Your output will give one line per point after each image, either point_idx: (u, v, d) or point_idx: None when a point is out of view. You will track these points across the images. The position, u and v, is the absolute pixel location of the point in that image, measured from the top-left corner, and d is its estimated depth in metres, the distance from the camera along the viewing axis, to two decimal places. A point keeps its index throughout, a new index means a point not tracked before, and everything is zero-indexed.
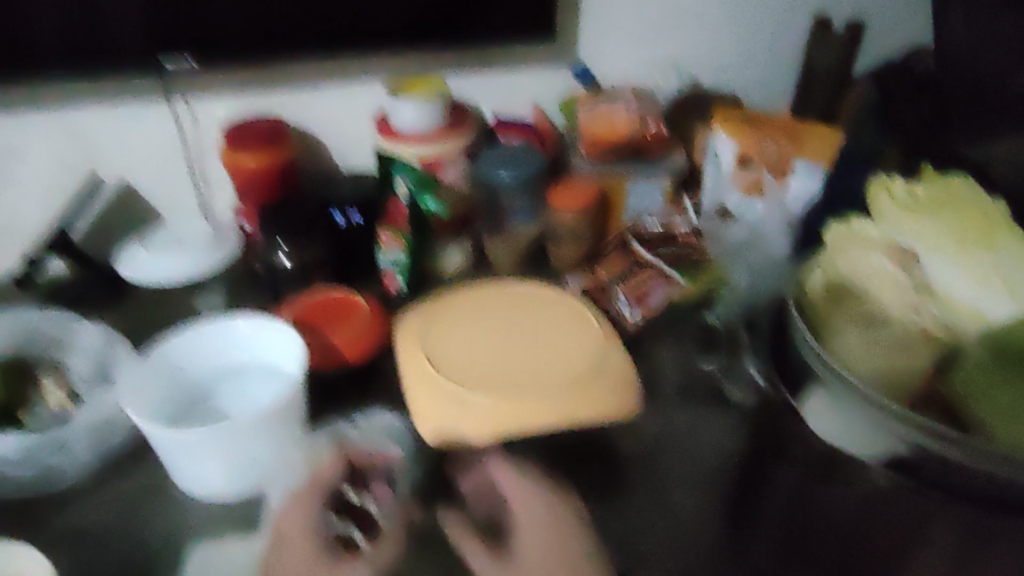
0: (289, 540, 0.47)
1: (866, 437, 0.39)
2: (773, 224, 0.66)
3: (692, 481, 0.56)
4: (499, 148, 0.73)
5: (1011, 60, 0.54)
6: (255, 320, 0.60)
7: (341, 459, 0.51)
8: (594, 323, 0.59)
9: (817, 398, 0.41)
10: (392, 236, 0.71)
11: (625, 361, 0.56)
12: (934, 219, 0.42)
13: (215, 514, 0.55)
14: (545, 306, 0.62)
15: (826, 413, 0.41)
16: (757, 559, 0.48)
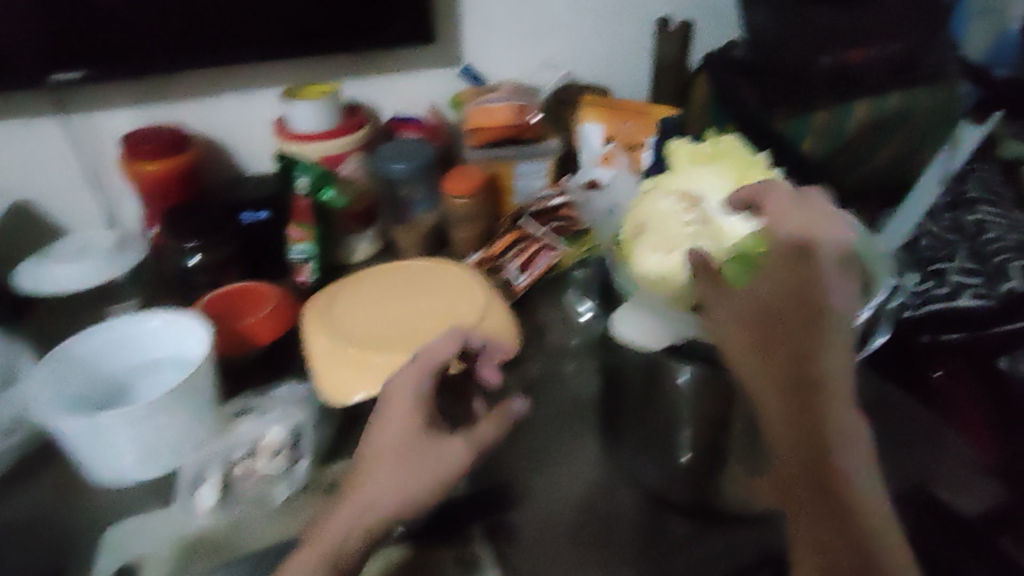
0: (401, 401, 0.51)
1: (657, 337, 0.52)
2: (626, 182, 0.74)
3: (576, 411, 0.64)
4: (397, 142, 0.78)
5: (819, 46, 0.80)
6: (162, 315, 0.64)
7: (455, 341, 0.54)
8: (478, 284, 0.68)
9: (628, 316, 0.55)
10: (299, 229, 0.74)
11: (505, 316, 0.65)
12: (711, 166, 0.59)
13: (139, 494, 0.59)
14: (437, 275, 0.70)
15: (637, 326, 0.54)
16: (620, 453, 0.59)
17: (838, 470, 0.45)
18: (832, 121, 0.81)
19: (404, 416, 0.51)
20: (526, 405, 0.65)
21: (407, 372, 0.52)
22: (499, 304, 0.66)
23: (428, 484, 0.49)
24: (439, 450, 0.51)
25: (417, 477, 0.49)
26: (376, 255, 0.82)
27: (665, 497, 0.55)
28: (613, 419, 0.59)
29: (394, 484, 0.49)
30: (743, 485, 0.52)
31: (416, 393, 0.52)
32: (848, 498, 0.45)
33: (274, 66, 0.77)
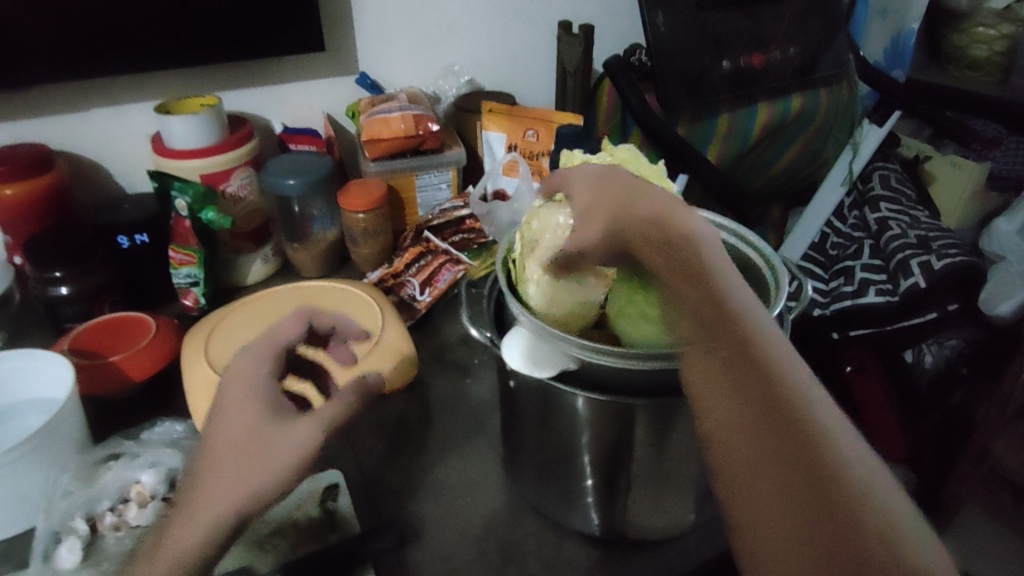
0: (238, 391, 0.44)
1: (545, 362, 0.45)
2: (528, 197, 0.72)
3: (479, 434, 0.62)
4: (290, 157, 0.74)
5: (724, 49, 0.79)
6: (21, 354, 0.58)
7: (296, 322, 0.51)
8: (372, 299, 0.66)
9: (516, 341, 0.46)
10: (183, 252, 0.69)
11: (400, 331, 0.62)
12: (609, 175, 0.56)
13: None
14: (334, 298, 0.67)
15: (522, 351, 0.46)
16: (522, 484, 0.56)
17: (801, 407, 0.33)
18: (734, 121, 0.83)
19: (253, 405, 0.42)
20: (428, 429, 0.62)
21: (243, 356, 0.47)
22: (392, 318, 0.64)
23: (281, 470, 0.39)
24: (293, 433, 0.41)
25: (277, 454, 0.40)
26: (271, 275, 0.77)
27: (563, 521, 0.54)
28: (510, 448, 0.56)
29: (252, 467, 0.39)
30: (642, 506, 0.50)
31: (257, 374, 0.45)
32: (829, 471, 0.31)
33: (150, 75, 0.71)
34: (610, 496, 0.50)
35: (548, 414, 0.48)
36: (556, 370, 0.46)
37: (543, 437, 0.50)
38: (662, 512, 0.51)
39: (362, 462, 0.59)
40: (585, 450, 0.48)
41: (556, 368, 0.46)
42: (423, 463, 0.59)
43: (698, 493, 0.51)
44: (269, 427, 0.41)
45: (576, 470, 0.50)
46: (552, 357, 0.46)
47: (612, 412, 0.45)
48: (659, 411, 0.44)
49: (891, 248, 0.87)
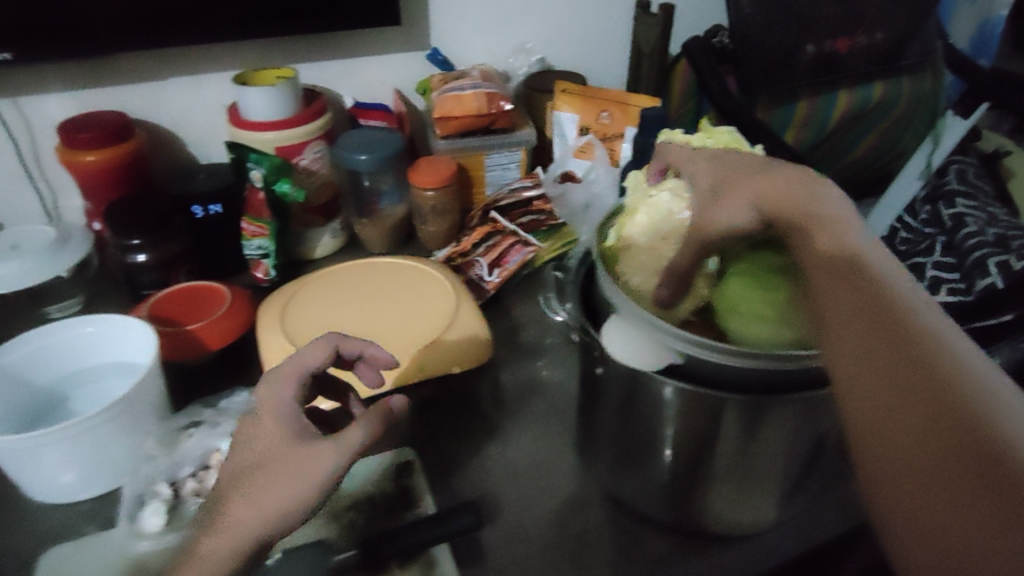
0: (262, 419, 0.44)
1: (649, 354, 0.44)
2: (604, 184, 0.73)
3: (551, 417, 0.61)
4: (361, 132, 0.74)
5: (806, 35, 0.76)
6: (105, 319, 0.59)
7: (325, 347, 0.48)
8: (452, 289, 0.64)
9: (613, 328, 0.46)
10: (255, 224, 0.69)
11: (478, 323, 0.61)
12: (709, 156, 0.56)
13: (78, 515, 0.54)
14: (414, 282, 0.65)
15: (619, 340, 0.45)
16: (597, 471, 0.55)
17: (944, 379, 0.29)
18: (810, 108, 0.81)
19: (281, 423, 0.43)
20: (497, 413, 0.62)
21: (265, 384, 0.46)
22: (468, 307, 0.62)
23: (308, 495, 0.40)
24: (317, 460, 0.41)
25: (305, 481, 0.40)
26: (339, 250, 0.78)
27: (636, 509, 0.53)
28: (586, 434, 0.56)
29: (289, 485, 0.40)
30: (721, 500, 0.49)
31: (285, 404, 0.44)
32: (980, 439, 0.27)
33: (229, 47, 0.71)
34: (686, 490, 0.50)
35: (630, 401, 0.48)
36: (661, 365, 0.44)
37: (621, 426, 0.50)
38: (740, 507, 0.50)
39: (433, 441, 0.59)
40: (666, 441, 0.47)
41: (659, 362, 0.44)
42: (493, 447, 0.59)
43: (781, 489, 0.50)
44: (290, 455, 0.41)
45: (652, 463, 0.50)
46: (655, 347, 0.44)
47: (698, 405, 0.44)
48: (751, 410, 0.43)
49: (966, 246, 0.81)
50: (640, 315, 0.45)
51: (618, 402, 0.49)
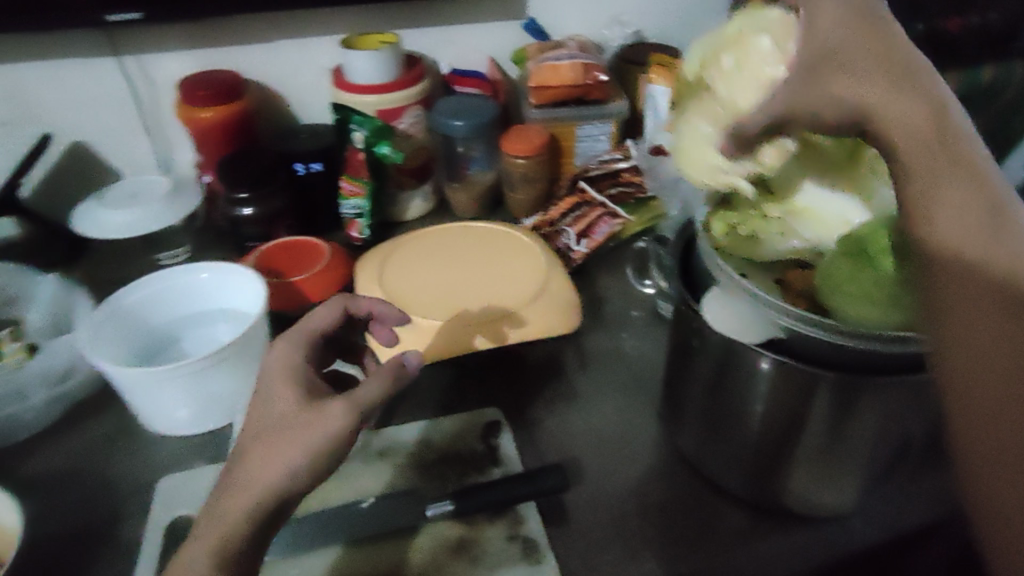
0: (272, 377, 0.46)
1: (749, 326, 0.46)
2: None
3: (636, 389, 0.62)
4: (455, 99, 0.75)
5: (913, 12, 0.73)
6: (216, 267, 0.62)
7: (336, 308, 0.53)
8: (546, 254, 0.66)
9: (713, 300, 0.48)
10: (353, 183, 0.72)
11: (569, 297, 0.62)
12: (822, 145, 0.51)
13: (188, 448, 0.58)
14: (506, 250, 0.67)
15: (721, 309, 0.47)
16: (680, 444, 0.56)
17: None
18: None
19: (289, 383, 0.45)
20: (581, 381, 0.63)
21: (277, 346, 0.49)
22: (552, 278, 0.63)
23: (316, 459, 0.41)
24: (324, 421, 0.42)
25: (313, 443, 0.41)
26: (428, 214, 0.80)
27: (719, 484, 0.54)
28: (672, 407, 0.56)
29: (299, 442, 0.41)
30: (808, 482, 0.49)
31: (293, 358, 0.48)
32: None
33: (335, 11, 0.74)
34: (773, 469, 0.50)
35: (725, 375, 0.48)
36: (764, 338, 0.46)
37: (710, 400, 0.50)
38: (828, 491, 0.50)
39: (520, 401, 0.61)
40: (757, 418, 0.48)
41: (765, 336, 0.46)
42: (577, 415, 0.60)
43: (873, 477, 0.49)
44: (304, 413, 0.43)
45: (738, 440, 0.50)
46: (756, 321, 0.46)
47: (793, 382, 0.44)
48: (843, 391, 0.43)
49: None
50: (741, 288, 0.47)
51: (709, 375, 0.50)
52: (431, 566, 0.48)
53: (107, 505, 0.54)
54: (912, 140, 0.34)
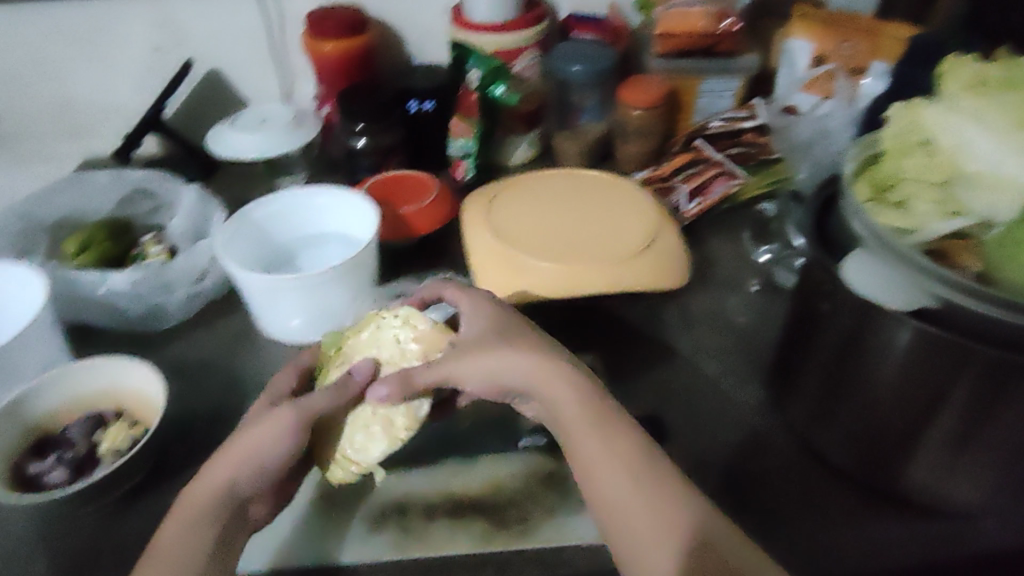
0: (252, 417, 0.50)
1: (902, 293, 0.44)
2: (838, 121, 0.65)
3: (749, 354, 0.62)
4: (575, 42, 0.73)
5: None
6: (335, 192, 0.65)
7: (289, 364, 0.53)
8: (575, 407, 0.47)
9: (857, 264, 0.46)
10: (462, 123, 0.71)
11: (587, 425, 0.46)
12: (998, 100, 0.45)
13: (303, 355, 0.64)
14: (480, 330, 0.51)
15: (863, 275, 0.45)
16: (789, 417, 0.55)
17: (711, 541, 0.42)
18: None
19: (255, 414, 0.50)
20: (679, 339, 0.63)
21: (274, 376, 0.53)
22: (556, 399, 0.47)
23: (278, 447, 0.47)
24: (273, 418, 0.47)
25: (267, 439, 0.46)
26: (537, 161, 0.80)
27: (823, 456, 0.53)
28: (785, 376, 0.55)
29: (254, 443, 0.47)
30: (926, 468, 0.47)
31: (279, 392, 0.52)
32: None
33: None
34: (894, 455, 0.48)
35: (854, 344, 0.46)
36: (910, 308, 0.43)
37: (840, 372, 0.48)
38: (956, 484, 0.47)
39: (616, 353, 0.62)
40: (888, 395, 0.45)
41: (912, 304, 0.43)
42: (677, 371, 0.61)
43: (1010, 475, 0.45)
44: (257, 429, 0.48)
45: (871, 420, 0.47)
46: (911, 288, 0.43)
47: (936, 359, 0.42)
48: (987, 377, 0.41)
49: None
50: (894, 252, 0.44)
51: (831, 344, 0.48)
52: (522, 491, 0.52)
53: (232, 396, 0.61)
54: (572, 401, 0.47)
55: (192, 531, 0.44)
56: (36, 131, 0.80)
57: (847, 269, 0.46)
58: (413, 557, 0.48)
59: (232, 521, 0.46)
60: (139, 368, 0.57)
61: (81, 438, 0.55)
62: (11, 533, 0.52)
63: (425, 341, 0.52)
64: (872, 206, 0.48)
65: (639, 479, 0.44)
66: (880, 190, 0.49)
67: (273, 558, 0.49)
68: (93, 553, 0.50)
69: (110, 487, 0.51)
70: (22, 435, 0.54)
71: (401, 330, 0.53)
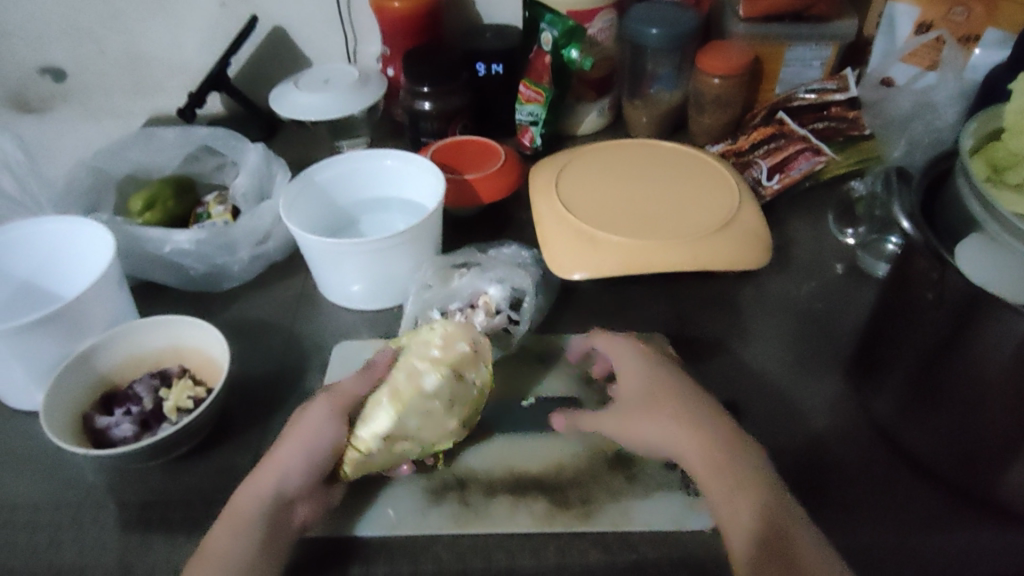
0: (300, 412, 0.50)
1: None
2: (945, 94, 0.62)
3: (831, 340, 0.58)
4: (653, 6, 0.69)
5: None
6: (403, 156, 0.63)
7: None
8: (700, 450, 0.46)
9: (972, 250, 0.42)
10: (531, 87, 0.68)
11: (714, 458, 0.45)
12: None
13: (364, 320, 0.64)
14: (637, 387, 0.50)
15: (981, 263, 0.41)
16: (874, 411, 0.51)
17: (792, 537, 0.41)
18: None
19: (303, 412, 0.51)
20: (753, 321, 0.60)
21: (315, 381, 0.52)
22: (690, 447, 0.46)
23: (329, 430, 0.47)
24: (315, 410, 0.48)
25: (315, 422, 0.47)
26: (606, 129, 0.76)
27: (909, 454, 0.49)
28: (871, 366, 0.51)
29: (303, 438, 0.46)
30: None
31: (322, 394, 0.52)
32: None
33: None
34: (993, 459, 0.43)
35: (957, 333, 0.42)
36: None
37: (937, 364, 0.44)
38: None
39: (687, 333, 0.60)
40: (989, 393, 0.41)
41: None
42: (751, 353, 0.58)
43: None
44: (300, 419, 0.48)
45: (967, 417, 0.43)
46: None
47: None
48: None
49: None
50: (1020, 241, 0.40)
51: (924, 336, 0.45)
52: (587, 471, 0.50)
53: (292, 360, 0.61)
54: (695, 448, 0.46)
55: (238, 532, 0.43)
56: (102, 87, 0.80)
57: (963, 257, 0.42)
58: (473, 532, 0.47)
59: (277, 508, 0.44)
60: (201, 327, 0.57)
61: (147, 395, 0.55)
62: (79, 483, 0.52)
63: (451, 335, 0.51)
64: (991, 185, 0.44)
65: (737, 498, 0.43)
66: (998, 170, 0.45)
67: (330, 526, 0.47)
68: (158, 508, 0.50)
69: (176, 444, 0.51)
70: (91, 389, 0.55)
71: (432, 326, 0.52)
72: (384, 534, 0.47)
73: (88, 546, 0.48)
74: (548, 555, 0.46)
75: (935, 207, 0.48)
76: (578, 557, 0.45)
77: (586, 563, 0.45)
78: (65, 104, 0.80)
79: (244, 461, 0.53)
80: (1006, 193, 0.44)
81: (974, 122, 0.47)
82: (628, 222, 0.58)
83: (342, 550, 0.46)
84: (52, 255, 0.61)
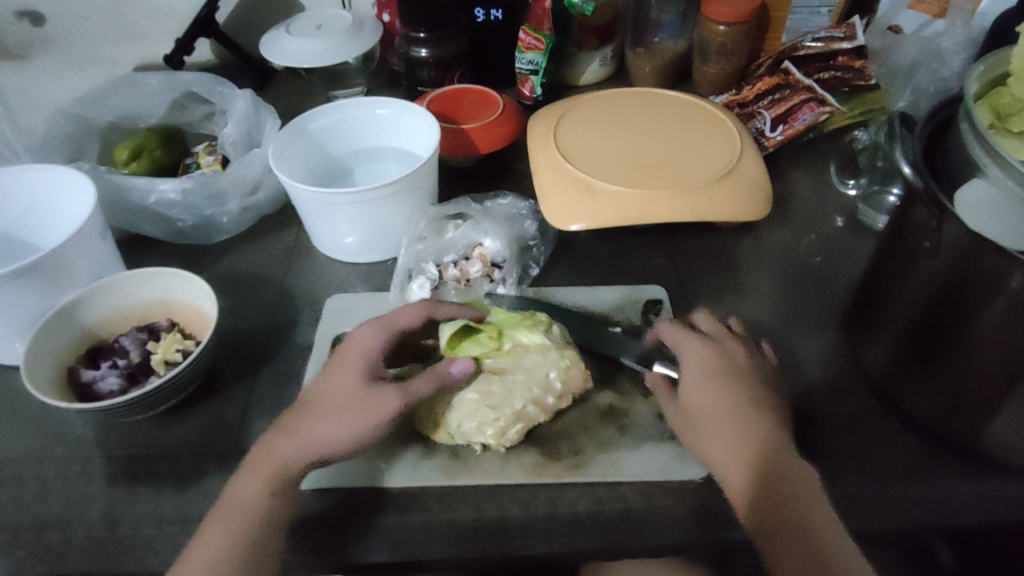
0: (346, 359, 0.47)
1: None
2: (953, 41, 0.62)
3: (827, 293, 0.57)
4: None
5: None
6: (396, 104, 0.61)
7: (380, 338, 0.48)
8: (734, 454, 0.44)
9: (973, 195, 0.39)
10: (530, 34, 0.66)
11: (749, 457, 0.43)
12: None
13: (357, 273, 0.62)
14: (710, 405, 0.46)
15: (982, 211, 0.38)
16: (867, 364, 0.50)
17: (812, 517, 0.41)
18: None
19: (355, 368, 0.47)
20: (752, 276, 0.59)
21: (360, 327, 0.49)
22: (742, 448, 0.44)
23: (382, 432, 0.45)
24: (381, 401, 0.45)
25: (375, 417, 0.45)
26: (606, 80, 0.75)
27: (900, 406, 0.48)
28: (866, 319, 0.50)
29: (345, 418, 0.45)
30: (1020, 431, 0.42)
31: (370, 349, 0.48)
32: None
33: None
34: (979, 406, 0.43)
35: (953, 284, 0.41)
36: None
37: (931, 314, 0.43)
38: None
39: (685, 287, 0.59)
40: (982, 345, 0.40)
41: None
42: (746, 307, 0.57)
43: None
44: (361, 396, 0.45)
45: (960, 372, 0.42)
46: None
47: None
48: None
49: None
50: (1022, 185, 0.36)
51: (921, 290, 0.43)
52: (578, 423, 0.49)
53: (284, 312, 0.60)
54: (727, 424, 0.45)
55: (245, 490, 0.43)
56: (85, 33, 0.77)
57: (964, 203, 0.39)
58: (463, 483, 0.46)
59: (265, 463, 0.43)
60: (188, 280, 0.56)
61: (134, 348, 0.54)
62: (66, 437, 0.51)
63: (567, 384, 0.49)
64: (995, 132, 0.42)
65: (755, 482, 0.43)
66: (1002, 117, 0.44)
67: (315, 476, 0.46)
68: (146, 461, 0.49)
69: (165, 396, 0.50)
70: (77, 341, 0.54)
71: (553, 367, 0.49)
72: (374, 485, 0.46)
73: (75, 499, 0.47)
74: (536, 505, 0.45)
75: (939, 151, 0.45)
76: (568, 506, 0.45)
77: (575, 512, 0.45)
78: (45, 51, 0.77)
79: (234, 412, 0.52)
80: (1010, 139, 0.42)
81: (980, 66, 0.45)
82: (631, 174, 0.57)
83: (332, 500, 0.46)
84: (30, 206, 0.59)
